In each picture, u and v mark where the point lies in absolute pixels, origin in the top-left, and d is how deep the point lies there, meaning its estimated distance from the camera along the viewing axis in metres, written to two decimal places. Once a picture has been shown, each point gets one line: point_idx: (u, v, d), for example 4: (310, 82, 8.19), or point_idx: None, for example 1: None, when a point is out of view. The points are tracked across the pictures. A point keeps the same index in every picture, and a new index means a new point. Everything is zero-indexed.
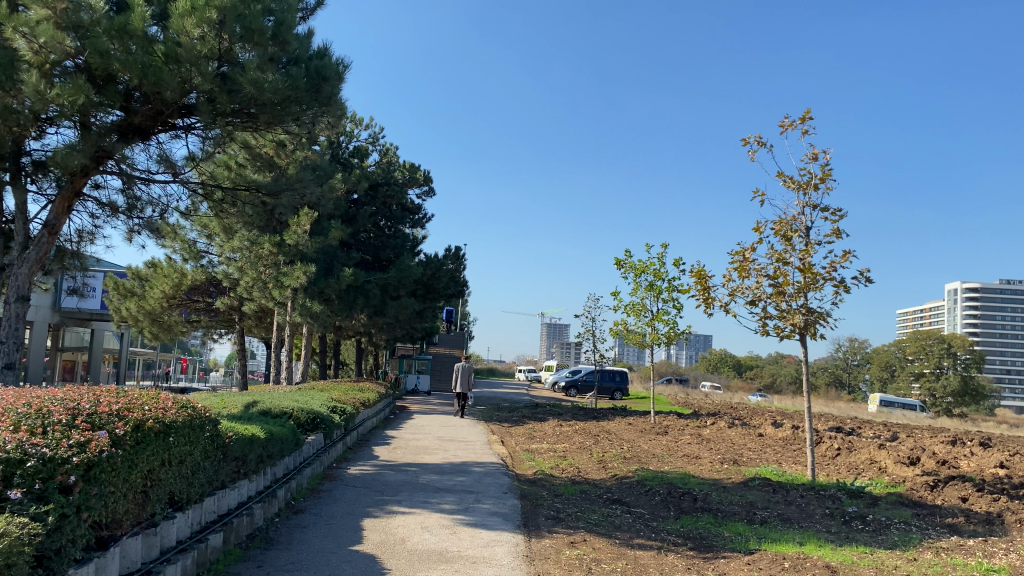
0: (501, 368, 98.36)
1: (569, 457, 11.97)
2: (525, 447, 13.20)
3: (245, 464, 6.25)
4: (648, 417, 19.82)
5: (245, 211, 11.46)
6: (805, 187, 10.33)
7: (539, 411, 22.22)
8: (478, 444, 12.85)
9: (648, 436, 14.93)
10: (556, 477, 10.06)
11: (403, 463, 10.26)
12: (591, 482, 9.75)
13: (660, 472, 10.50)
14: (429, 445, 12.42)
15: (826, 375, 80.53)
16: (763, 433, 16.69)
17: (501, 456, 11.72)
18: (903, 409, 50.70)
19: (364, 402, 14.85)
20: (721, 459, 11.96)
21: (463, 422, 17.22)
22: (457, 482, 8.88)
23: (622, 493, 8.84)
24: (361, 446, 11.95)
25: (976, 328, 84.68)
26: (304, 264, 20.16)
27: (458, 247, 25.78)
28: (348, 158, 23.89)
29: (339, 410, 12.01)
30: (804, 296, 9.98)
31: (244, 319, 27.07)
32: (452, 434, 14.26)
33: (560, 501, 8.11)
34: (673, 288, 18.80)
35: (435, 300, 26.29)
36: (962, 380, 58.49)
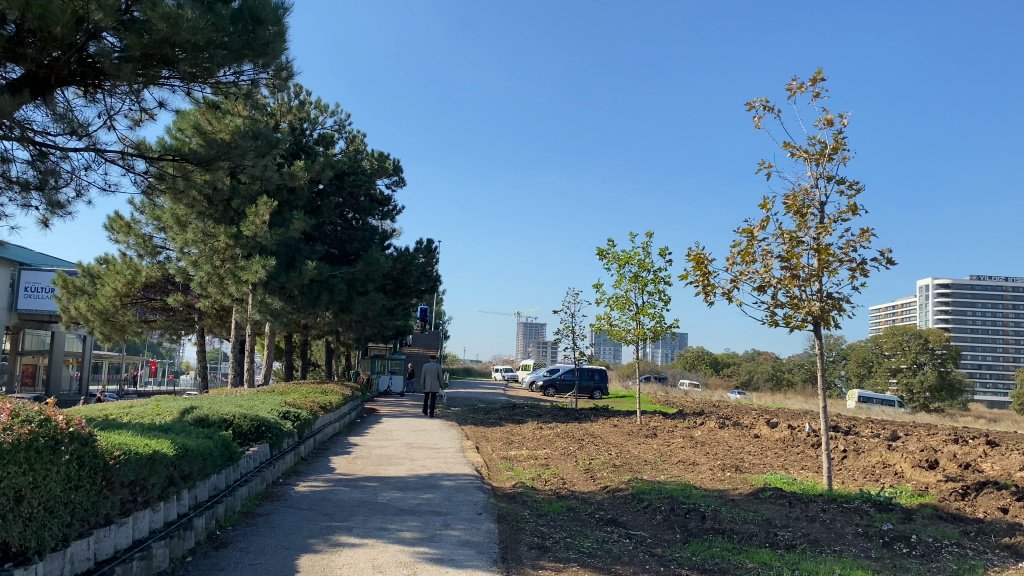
0: (477, 368, 96.91)
1: (552, 465, 10.67)
2: (503, 454, 11.88)
3: (145, 491, 4.91)
4: (633, 419, 18.63)
5: (182, 190, 10.04)
6: (817, 159, 9.15)
7: (516, 413, 20.96)
8: (450, 452, 11.49)
9: (636, 439, 13.68)
10: (537, 491, 8.77)
11: (360, 476, 8.88)
12: (580, 496, 8.46)
13: (657, 483, 9.21)
14: (394, 454, 11.04)
15: (803, 371, 80.00)
16: (757, 434, 15.49)
17: (476, 465, 10.37)
18: (882, 405, 50.01)
19: (324, 405, 13.44)
20: (721, 466, 10.71)
21: (434, 426, 15.87)
22: (423, 500, 7.54)
23: (616, 511, 7.56)
24: (317, 457, 10.56)
25: (949, 324, 84.62)
26: (263, 257, 18.71)
27: (430, 241, 24.46)
28: (312, 146, 22.46)
29: (292, 416, 10.61)
30: (819, 281, 8.83)
31: (204, 319, 25.48)
32: (422, 440, 12.90)
33: (546, 524, 6.82)
34: (658, 280, 17.60)
35: (406, 297, 24.90)
36: (939, 375, 58.09)
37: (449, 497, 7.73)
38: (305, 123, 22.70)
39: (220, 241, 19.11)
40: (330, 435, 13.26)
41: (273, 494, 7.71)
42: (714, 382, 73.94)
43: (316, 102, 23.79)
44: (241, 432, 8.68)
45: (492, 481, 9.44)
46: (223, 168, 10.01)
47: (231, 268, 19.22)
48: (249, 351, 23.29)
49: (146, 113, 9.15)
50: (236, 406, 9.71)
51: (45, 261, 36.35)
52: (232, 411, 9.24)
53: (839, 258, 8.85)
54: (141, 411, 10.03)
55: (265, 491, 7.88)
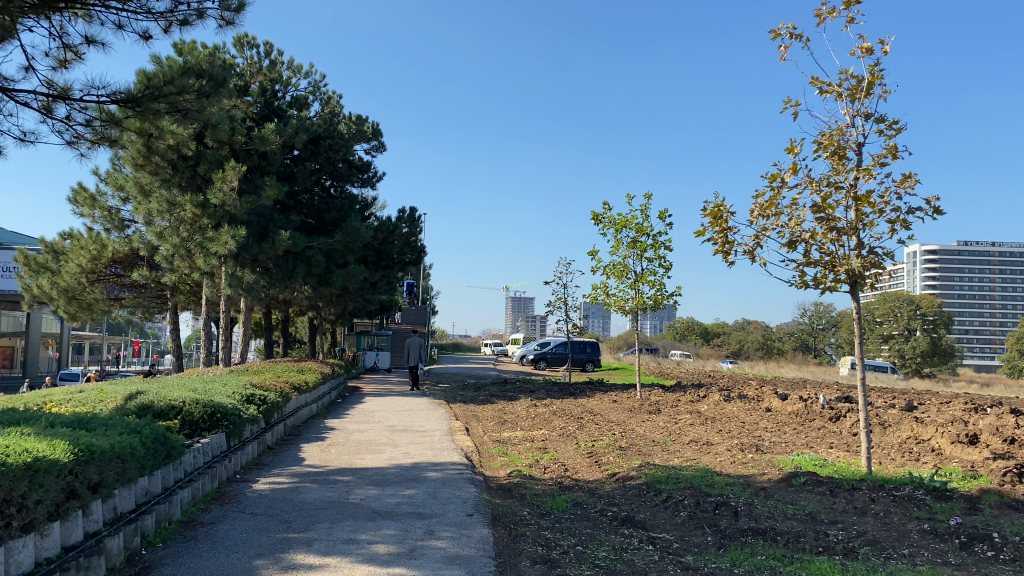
0: (465, 344, 96.05)
1: (551, 449, 9.50)
2: (496, 436, 10.70)
3: (25, 512, 3.71)
4: (630, 393, 17.53)
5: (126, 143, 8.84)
6: (852, 95, 7.94)
7: (508, 389, 19.82)
8: (436, 436, 10.31)
9: (639, 417, 12.53)
10: (536, 482, 7.61)
11: (333, 470, 7.69)
12: (587, 488, 7.29)
13: (674, 469, 8.03)
14: (374, 440, 9.82)
15: (793, 340, 79.37)
16: (768, 408, 14.40)
17: (466, 451, 9.19)
18: (874, 372, 49.26)
19: (298, 386, 12.23)
20: (740, 446, 9.56)
21: (420, 406, 14.69)
22: (404, 499, 6.35)
23: (633, 507, 6.40)
24: (287, 446, 9.36)
25: (937, 289, 84.19)
26: (231, 227, 17.41)
27: (414, 209, 23.21)
28: (285, 109, 21.06)
29: (257, 400, 9.41)
30: (856, 234, 7.72)
31: (176, 296, 24.14)
32: (407, 423, 11.70)
33: (552, 529, 5.64)
34: (658, 245, 16.38)
35: (390, 268, 23.61)
36: (931, 342, 57.41)
37: (434, 494, 6.55)
38: (276, 85, 21.32)
39: (187, 211, 17.80)
40: (305, 420, 12.06)
41: (222, 498, 6.50)
42: (705, 352, 73.08)
43: (289, 64, 22.39)
44: (191, 420, 7.51)
45: (484, 470, 8.28)
46: (163, 114, 8.64)
47: (200, 239, 17.92)
48: (224, 329, 21.98)
49: (70, 51, 7.79)
50: (190, 389, 8.52)
51: (12, 240, 34.84)
52: (183, 396, 8.03)
53: (878, 207, 7.71)
54: (82, 398, 8.81)
55: (217, 493, 6.67)
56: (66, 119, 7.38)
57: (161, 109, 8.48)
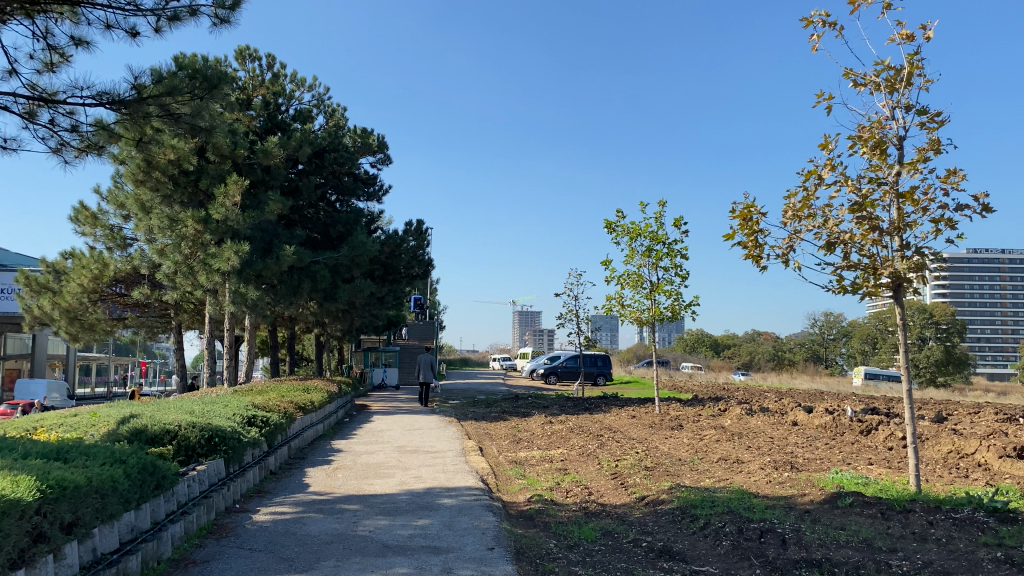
0: (474, 358, 95.54)
1: (572, 470, 8.93)
2: (511, 456, 10.13)
3: None
4: (647, 408, 16.94)
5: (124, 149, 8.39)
6: (892, 86, 7.41)
7: (521, 405, 19.25)
8: (449, 457, 9.74)
9: (661, 433, 11.94)
10: (560, 508, 7.05)
11: (340, 497, 7.13)
12: (616, 514, 6.72)
13: (707, 491, 7.44)
14: (383, 463, 9.26)
15: (804, 351, 78.50)
16: (794, 421, 13.80)
17: (481, 474, 8.62)
18: (889, 383, 48.39)
19: (303, 406, 11.71)
20: (774, 465, 8.97)
21: (431, 424, 14.12)
22: (417, 532, 5.78)
23: (669, 537, 5.83)
24: (291, 471, 8.81)
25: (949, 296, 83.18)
26: (234, 242, 16.94)
27: (421, 222, 22.76)
28: (288, 122, 20.65)
29: (259, 422, 8.88)
30: (899, 235, 7.15)
31: (180, 315, 23.67)
32: (417, 443, 11.14)
33: (581, 564, 5.08)
34: (674, 253, 15.82)
35: (397, 282, 23.10)
36: (945, 350, 56.55)
37: (450, 525, 5.99)
38: (280, 98, 20.95)
39: (188, 227, 17.35)
40: (311, 441, 11.53)
41: (217, 532, 5.95)
42: (715, 364, 72.35)
43: (292, 76, 22.01)
44: (187, 446, 6.98)
45: (501, 494, 7.71)
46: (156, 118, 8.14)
47: (202, 256, 17.45)
48: (228, 348, 21.47)
49: (56, 52, 7.32)
50: (187, 411, 8.01)
51: (15, 262, 34.49)
52: (178, 419, 7.50)
53: (921, 206, 7.15)
54: (73, 423, 8.29)
55: (213, 526, 6.12)
56: (50, 123, 6.90)
57: (150, 112, 8.00)
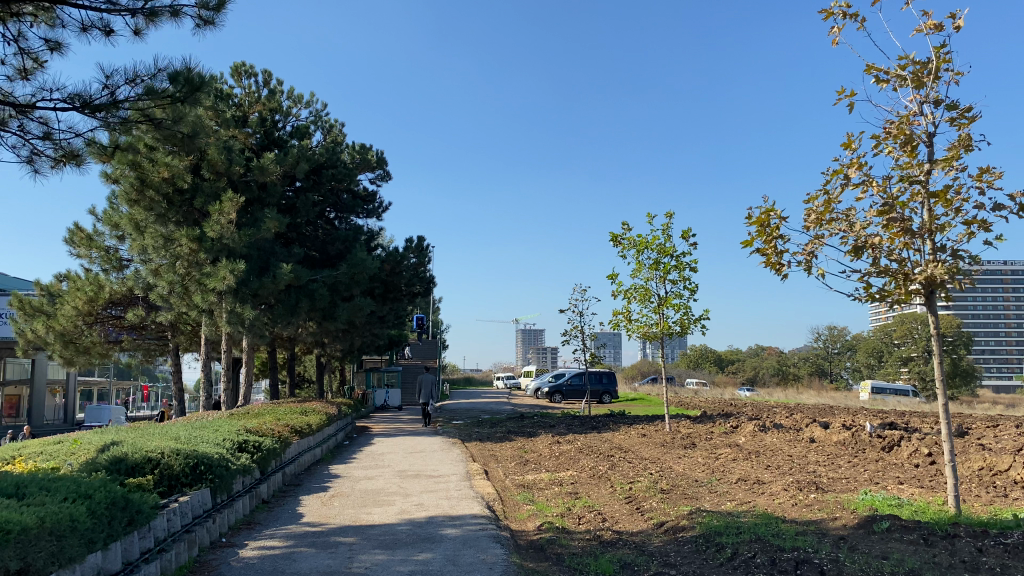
0: (478, 377, 94.78)
1: (584, 494, 8.41)
2: (518, 480, 9.62)
3: None
4: (656, 426, 16.40)
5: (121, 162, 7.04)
6: (919, 79, 6.94)
7: (526, 424, 18.71)
8: (453, 482, 9.22)
9: (674, 453, 11.41)
10: (573, 537, 6.53)
11: (335, 528, 6.63)
12: (634, 544, 6.19)
13: (730, 516, 6.91)
14: (383, 489, 8.74)
15: (809, 365, 77.81)
16: (812, 438, 13.26)
17: (487, 500, 8.10)
18: (898, 396, 47.65)
19: (300, 430, 11.21)
20: (797, 485, 8.45)
21: (434, 446, 13.59)
22: (419, 568, 5.27)
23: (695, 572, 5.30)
24: (284, 499, 8.31)
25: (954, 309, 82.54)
26: (230, 261, 16.50)
27: (421, 238, 22.35)
28: (285, 138, 20.28)
29: (250, 447, 8.39)
30: (930, 238, 6.67)
31: (177, 338, 23.19)
32: (419, 466, 10.62)
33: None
34: (682, 266, 15.33)
35: (398, 301, 22.63)
36: (952, 362, 55.79)
37: (453, 559, 5.46)
38: (276, 114, 20.58)
39: (183, 246, 16.90)
40: (308, 467, 11.03)
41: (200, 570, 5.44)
42: (721, 380, 71.57)
43: (289, 93, 21.68)
44: (170, 475, 6.49)
45: (508, 522, 7.20)
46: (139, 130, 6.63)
47: (196, 276, 16.99)
48: (226, 370, 20.97)
49: (30, 57, 6.90)
50: (173, 437, 7.52)
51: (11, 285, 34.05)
52: (162, 446, 7.01)
53: (954, 206, 6.68)
54: (52, 451, 7.80)
55: (195, 563, 5.61)
56: (25, 133, 6.52)
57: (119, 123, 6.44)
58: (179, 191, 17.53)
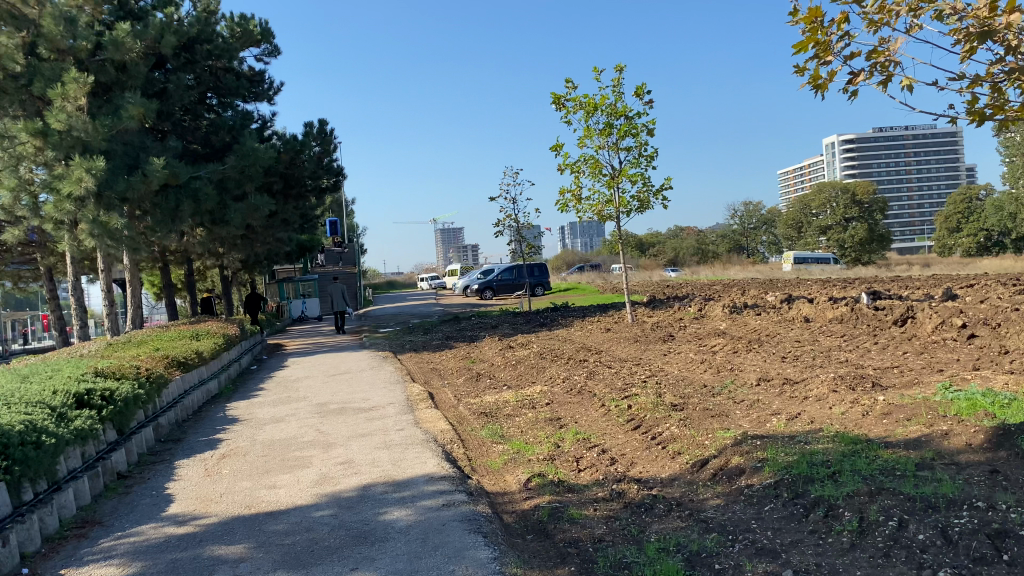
0: (400, 280, 91.83)
1: (570, 423, 6.24)
2: (475, 405, 7.37)
3: None
4: (612, 317, 14.40)
5: None
6: None
7: (465, 327, 16.50)
8: (390, 418, 6.88)
9: (657, 351, 9.35)
10: (584, 505, 4.28)
11: (218, 522, 4.16)
12: (688, 512, 3.96)
13: (796, 446, 4.78)
14: (296, 437, 6.37)
15: (728, 242, 77.35)
16: (801, 318, 11.43)
17: (442, 443, 5.84)
18: (818, 265, 47.44)
19: (184, 361, 8.64)
20: (848, 383, 6.41)
21: (363, 365, 11.21)
22: None
23: (824, 572, 3.08)
24: (152, 468, 5.77)
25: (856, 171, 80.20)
26: (86, 157, 13.33)
27: (324, 123, 19.30)
28: (146, 9, 16.68)
29: (98, 398, 5.79)
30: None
31: (47, 260, 19.79)
32: (345, 397, 8.26)
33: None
34: (637, 130, 12.99)
35: (303, 198, 19.73)
36: (868, 229, 55.70)
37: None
38: None
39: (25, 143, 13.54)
40: (199, 409, 8.53)
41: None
42: (644, 262, 70.79)
43: None
44: None
45: (479, 480, 4.92)
46: None
47: (47, 179, 13.76)
48: (108, 292, 17.86)
49: None
50: None
51: None
52: None
53: None
54: None
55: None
56: None
57: None
58: (12, 76, 14.16)
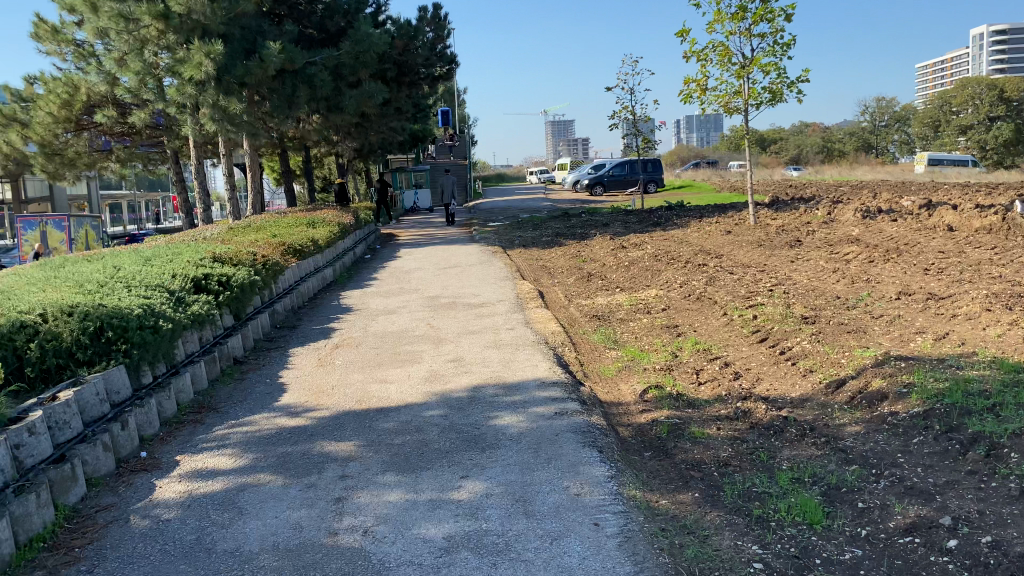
0: (510, 172, 91.48)
1: (689, 332, 5.91)
2: (587, 307, 7.12)
3: None
4: (731, 218, 13.71)
5: None
6: None
7: (576, 223, 16.15)
8: (501, 316, 6.71)
9: (781, 257, 8.79)
10: (706, 423, 4.00)
11: (328, 416, 4.11)
12: (824, 438, 3.62)
13: (947, 372, 4.30)
14: (407, 331, 6.31)
15: (855, 141, 72.89)
16: (943, 226, 10.51)
17: (554, 345, 5.63)
18: (955, 167, 44.04)
19: (300, 249, 8.72)
20: (1005, 302, 5.77)
21: (474, 259, 11.10)
22: (475, 529, 2.79)
23: (990, 521, 2.69)
24: (267, 355, 5.82)
25: (1005, 65, 73.33)
26: (206, 41, 13.39)
27: (438, 7, 18.74)
28: None
29: (214, 283, 5.83)
30: None
31: (174, 144, 20.44)
32: (455, 292, 8.16)
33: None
34: (773, 14, 11.92)
35: (416, 86, 19.47)
36: (1016, 129, 51.13)
37: (527, 510, 2.92)
38: None
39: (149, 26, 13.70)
40: (314, 296, 8.65)
41: (67, 541, 2.89)
42: (762, 161, 67.76)
43: None
44: (61, 349, 3.95)
45: (592, 388, 4.69)
46: None
47: (170, 63, 13.96)
48: (230, 176, 18.35)
49: None
50: (81, 286, 4.95)
51: None
52: (53, 298, 4.44)
53: None
54: None
55: (71, 517, 3.08)
56: None
57: None
58: None
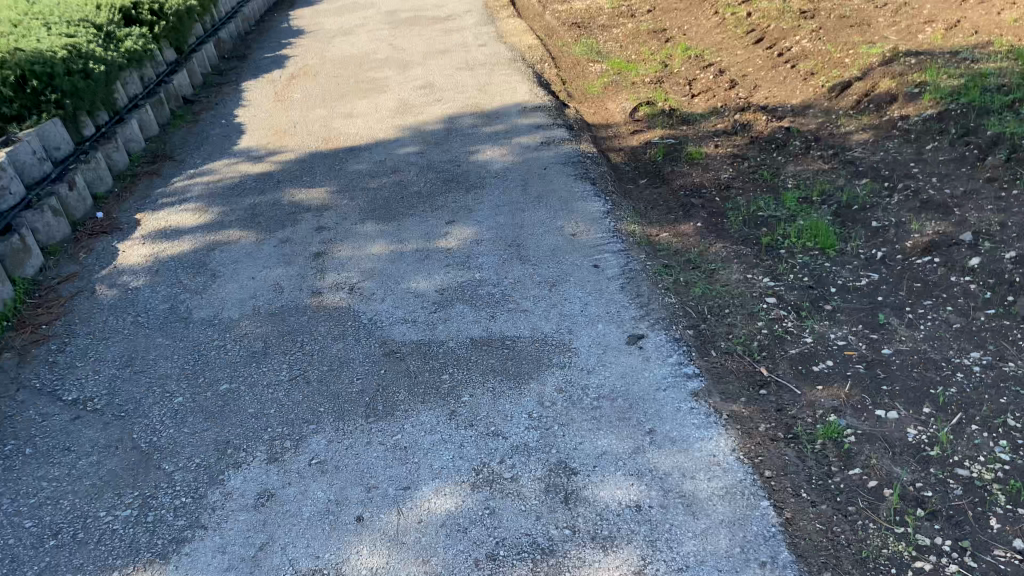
0: None
1: (678, 38, 5.41)
2: (564, 13, 6.49)
3: None
4: None
5: None
6: None
7: None
8: (471, 31, 6.11)
9: None
10: (703, 141, 3.72)
11: (294, 160, 3.78)
12: (832, 151, 3.35)
13: (958, 61, 3.80)
14: (369, 55, 5.74)
15: None
16: None
17: (531, 62, 5.15)
18: None
19: None
20: None
21: None
22: (467, 278, 2.61)
23: (1010, 229, 2.46)
24: (220, 92, 5.32)
25: None
26: None
27: None
28: None
29: (147, 13, 5.15)
30: None
31: None
32: (418, 5, 7.40)
33: (927, 413, 1.83)
34: None
35: None
36: None
37: (521, 255, 2.72)
38: None
39: None
40: (264, 19, 7.84)
41: (32, 317, 2.68)
42: None
43: None
44: None
45: (578, 111, 4.33)
46: None
47: None
48: None
49: None
50: None
51: None
52: None
53: None
54: None
55: (33, 290, 2.85)
56: None
57: None
58: None
